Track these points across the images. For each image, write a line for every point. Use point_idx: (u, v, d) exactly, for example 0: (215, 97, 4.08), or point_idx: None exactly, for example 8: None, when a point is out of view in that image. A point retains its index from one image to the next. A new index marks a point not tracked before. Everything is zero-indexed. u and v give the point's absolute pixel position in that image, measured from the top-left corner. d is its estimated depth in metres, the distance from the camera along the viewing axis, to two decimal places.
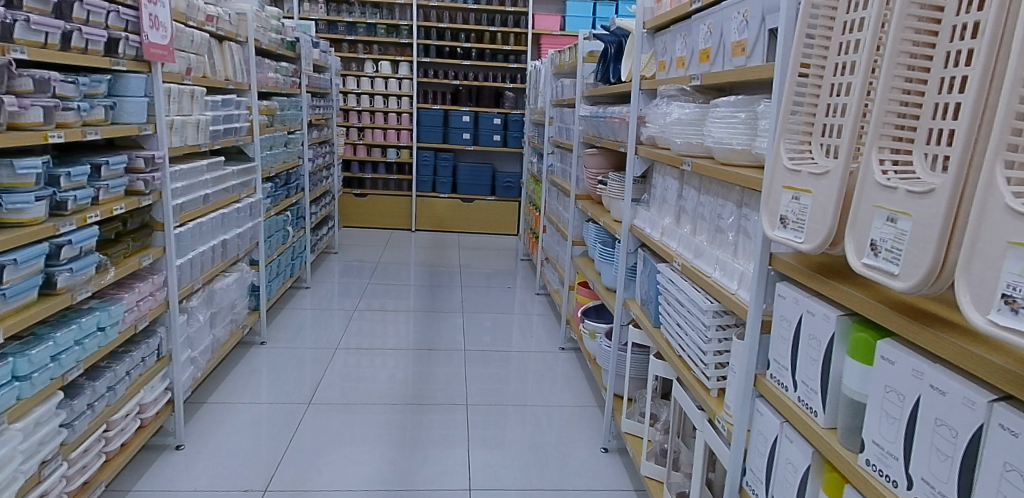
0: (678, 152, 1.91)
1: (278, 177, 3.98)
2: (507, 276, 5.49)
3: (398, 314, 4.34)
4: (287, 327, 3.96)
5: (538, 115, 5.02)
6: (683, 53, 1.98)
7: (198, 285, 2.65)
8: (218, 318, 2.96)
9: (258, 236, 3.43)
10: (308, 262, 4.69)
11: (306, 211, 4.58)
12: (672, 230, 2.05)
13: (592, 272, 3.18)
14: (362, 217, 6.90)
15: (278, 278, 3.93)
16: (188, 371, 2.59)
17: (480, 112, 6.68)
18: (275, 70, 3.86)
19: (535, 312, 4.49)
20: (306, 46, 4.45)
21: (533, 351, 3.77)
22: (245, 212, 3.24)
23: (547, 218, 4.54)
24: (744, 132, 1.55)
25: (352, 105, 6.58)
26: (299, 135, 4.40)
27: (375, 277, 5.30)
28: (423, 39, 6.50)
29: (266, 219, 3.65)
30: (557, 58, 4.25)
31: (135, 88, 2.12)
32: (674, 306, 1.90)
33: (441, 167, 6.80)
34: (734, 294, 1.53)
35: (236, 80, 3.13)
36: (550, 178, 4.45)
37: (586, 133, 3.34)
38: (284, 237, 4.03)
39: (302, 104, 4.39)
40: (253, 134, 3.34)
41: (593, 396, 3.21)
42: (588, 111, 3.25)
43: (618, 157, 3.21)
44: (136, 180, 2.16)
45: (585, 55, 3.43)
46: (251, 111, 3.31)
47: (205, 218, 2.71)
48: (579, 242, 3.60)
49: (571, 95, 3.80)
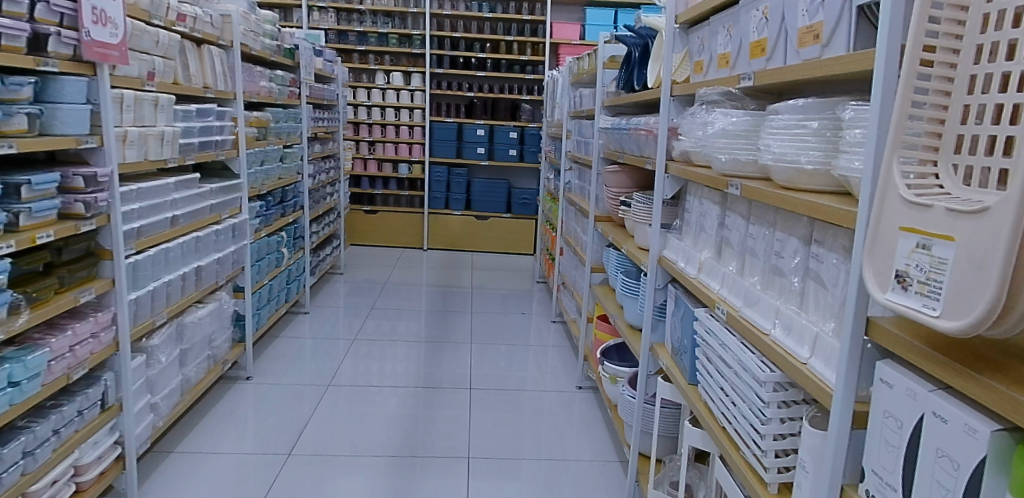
0: (721, 170, 1.54)
1: (271, 195, 3.66)
2: (521, 301, 5.11)
3: (402, 343, 3.97)
4: (279, 357, 3.61)
5: (555, 128, 4.65)
6: (727, 48, 1.60)
7: (163, 320, 2.32)
8: (191, 355, 2.62)
9: (244, 260, 3.10)
10: (308, 285, 4.35)
11: (306, 230, 4.25)
12: (712, 267, 1.68)
13: (614, 305, 2.80)
14: (373, 235, 6.59)
15: (270, 304, 3.59)
16: (147, 420, 2.24)
17: (496, 125, 6.35)
18: (268, 79, 3.54)
19: (551, 343, 4.10)
20: (307, 54, 4.13)
21: (547, 391, 3.38)
22: (228, 234, 2.92)
23: (565, 239, 4.16)
24: (818, 146, 1.17)
25: (362, 118, 6.29)
26: (299, 148, 4.07)
27: (381, 300, 4.95)
28: (436, 48, 6.19)
29: (255, 242, 3.32)
30: (575, 65, 3.89)
31: (73, 94, 1.81)
32: (718, 365, 1.53)
33: (454, 183, 6.46)
34: (806, 363, 1.16)
35: (217, 88, 2.81)
36: (567, 195, 4.08)
37: (607, 147, 2.96)
38: (278, 260, 3.69)
39: (302, 116, 4.07)
40: (238, 147, 3.02)
41: (614, 448, 2.81)
42: (608, 122, 2.88)
43: (643, 175, 2.83)
44: (73, 201, 1.82)
45: (606, 60, 3.07)
46: (236, 123, 2.99)
47: (172, 243, 2.39)
48: (599, 268, 3.21)
49: (590, 105, 3.44)
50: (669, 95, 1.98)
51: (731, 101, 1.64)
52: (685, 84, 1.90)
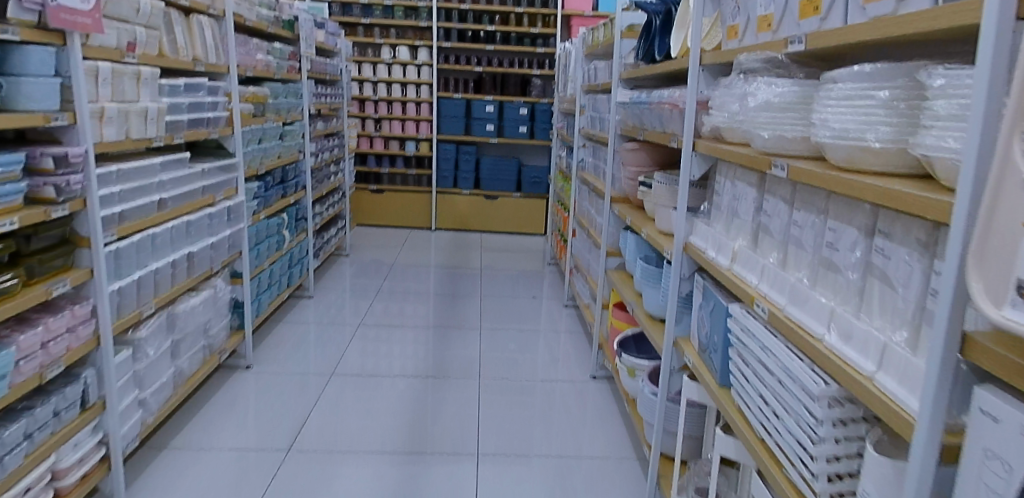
0: (763, 149, 1.35)
1: (272, 175, 3.49)
2: (532, 283, 4.95)
3: (409, 329, 3.82)
4: (281, 344, 3.47)
5: (568, 104, 4.44)
6: (768, 9, 1.41)
7: (151, 311, 2.18)
8: (184, 346, 2.48)
9: (241, 244, 2.95)
10: (312, 268, 4.20)
11: (310, 211, 4.09)
12: (749, 258, 1.51)
13: (631, 293, 2.63)
14: (380, 215, 6.43)
15: (271, 289, 3.45)
16: (135, 417, 2.11)
17: (505, 101, 6.13)
18: (265, 52, 3.35)
19: (563, 329, 3.94)
20: (308, 26, 3.93)
21: (560, 381, 3.22)
22: (223, 218, 2.76)
23: (578, 220, 3.98)
24: (889, 119, 0.99)
25: (368, 94, 6.08)
26: (300, 126, 3.88)
27: (388, 283, 4.81)
28: (444, 21, 5.96)
29: (254, 225, 3.16)
30: (590, 36, 3.67)
31: (41, 66, 1.65)
32: (758, 370, 1.36)
33: (463, 161, 6.27)
34: (872, 378, 0.99)
35: (209, 62, 2.63)
36: (581, 174, 3.89)
37: (625, 123, 2.76)
38: (279, 243, 3.53)
39: (303, 91, 3.88)
40: (232, 124, 2.85)
41: (631, 444, 2.66)
42: (627, 96, 2.68)
43: (664, 153, 2.63)
44: (43, 185, 1.67)
45: (623, 29, 2.85)
46: (231, 98, 2.81)
47: (160, 228, 2.23)
48: (615, 252, 3.03)
49: (606, 79, 3.23)
50: (698, 64, 1.79)
51: (775, 69, 1.44)
52: (716, 50, 1.70)
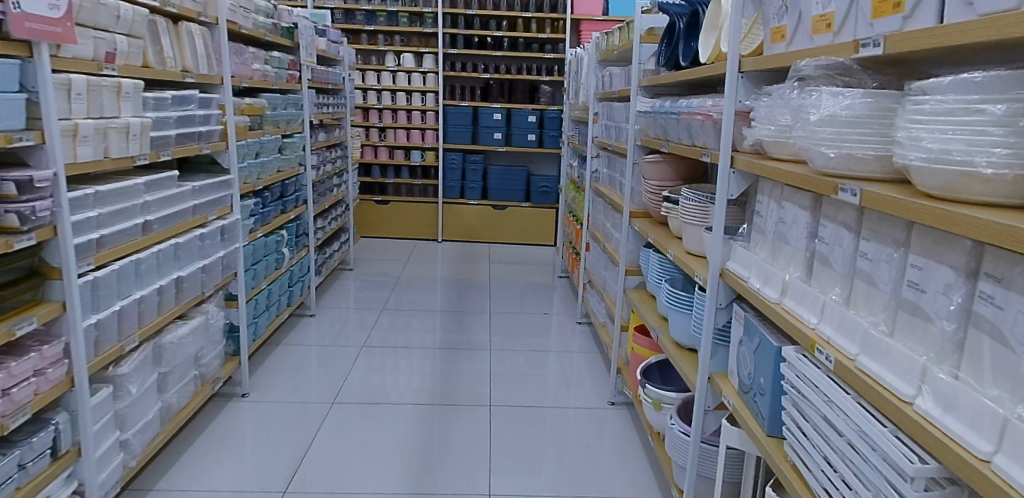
0: (824, 170, 1.17)
1: (270, 191, 3.31)
2: (542, 298, 4.75)
3: (415, 350, 3.63)
4: (280, 368, 3.29)
5: (580, 112, 4.25)
6: (829, 8, 1.22)
7: (134, 345, 2.00)
8: (172, 379, 2.30)
9: (237, 265, 2.77)
10: (313, 285, 4.02)
11: (311, 227, 3.91)
12: (804, 293, 1.32)
13: (655, 317, 2.44)
14: (385, 226, 6.25)
15: (269, 311, 3.27)
16: (116, 461, 1.93)
17: (513, 109, 5.95)
18: (262, 61, 3.18)
19: (577, 348, 3.74)
20: (308, 34, 3.75)
21: (576, 407, 3.02)
22: (216, 238, 2.59)
23: (592, 233, 3.79)
24: (1006, 140, 0.81)
25: (372, 103, 5.91)
26: (300, 137, 3.70)
27: (393, 299, 4.62)
28: (450, 27, 5.79)
29: (251, 244, 2.98)
30: (604, 41, 3.48)
31: (4, 80, 1.46)
32: (821, 428, 1.17)
33: (469, 170, 6.09)
34: (989, 460, 0.80)
35: (199, 72, 2.45)
36: (595, 186, 3.70)
37: (645, 133, 2.58)
38: (278, 261, 3.35)
39: (303, 102, 3.71)
40: (226, 138, 2.68)
41: (655, 480, 2.46)
42: (648, 105, 2.50)
43: (688, 167, 2.45)
44: (5, 212, 1.48)
45: (643, 33, 2.67)
46: (224, 111, 2.64)
47: (144, 254, 2.06)
48: (635, 271, 2.84)
49: (623, 86, 3.04)
50: (736, 71, 1.60)
51: (836, 77, 1.25)
52: (759, 56, 1.52)
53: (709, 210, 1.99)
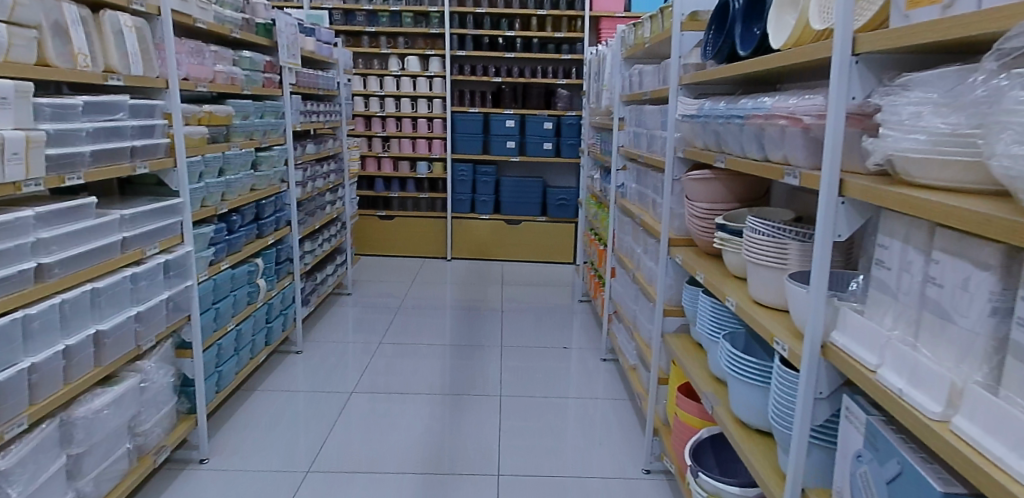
0: None
1: (243, 212, 2.82)
2: (561, 326, 4.21)
3: (413, 397, 3.10)
4: (253, 423, 2.78)
5: (603, 118, 3.73)
6: None
7: (21, 429, 1.50)
8: (88, 461, 1.78)
9: (190, 306, 2.28)
10: (300, 316, 3.50)
11: (296, 251, 3.41)
12: (1001, 419, 0.78)
13: (706, 377, 1.91)
14: (389, 243, 5.76)
15: (238, 356, 2.75)
16: None
17: (528, 115, 5.44)
18: (229, 61, 2.69)
19: (602, 393, 3.19)
20: (291, 32, 3.27)
21: (604, 475, 2.48)
22: (159, 276, 2.08)
23: (619, 257, 3.25)
24: None
25: (374, 111, 5.42)
26: (282, 150, 3.22)
27: (394, 327, 4.11)
28: (458, 27, 5.30)
29: (214, 278, 2.49)
30: (632, 35, 2.95)
31: None
32: None
33: (481, 182, 5.59)
34: None
35: (130, 74, 1.96)
36: (622, 202, 3.18)
37: (690, 143, 2.05)
38: (251, 295, 2.85)
39: (285, 109, 3.22)
40: (173, 153, 2.18)
41: None
42: (693, 107, 1.97)
43: (745, 183, 1.93)
44: None
45: (684, 19, 2.13)
46: (171, 121, 2.15)
47: (36, 307, 1.56)
48: (676, 311, 2.30)
49: (658, 84, 2.51)
50: (849, 55, 1.08)
51: None
52: (892, 28, 0.99)
53: (787, 248, 1.47)
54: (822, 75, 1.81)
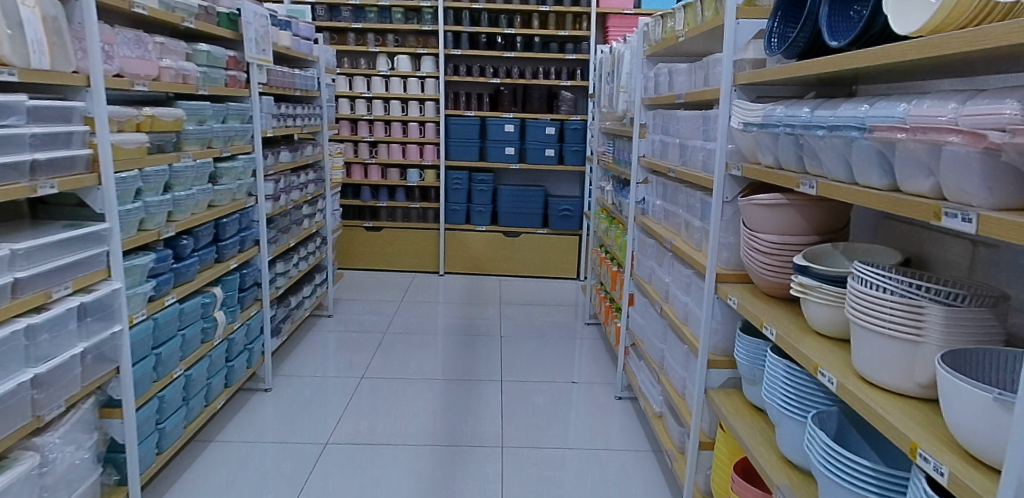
0: None
1: (199, 234, 2.37)
2: (567, 353, 3.78)
3: (399, 448, 2.65)
4: (206, 486, 2.33)
5: (618, 123, 3.30)
6: None
7: None
8: None
9: (119, 357, 1.83)
10: (270, 349, 3.06)
11: (265, 274, 2.95)
12: None
13: (775, 458, 1.47)
14: (376, 256, 5.31)
15: (187, 407, 2.29)
16: None
17: (528, 119, 5.01)
18: (179, 56, 2.24)
19: (619, 442, 2.75)
20: (262, 24, 2.83)
21: None
22: (71, 325, 1.63)
23: (639, 283, 2.83)
24: None
25: (361, 114, 4.98)
26: (251, 159, 2.77)
27: (381, 355, 3.66)
28: (453, 24, 4.86)
29: (155, 317, 2.04)
30: (658, 28, 2.53)
31: None
32: None
33: (477, 191, 5.15)
34: None
35: (31, 69, 1.50)
36: (643, 220, 2.75)
37: (751, 159, 1.63)
38: (205, 332, 2.41)
39: (253, 112, 2.77)
40: (98, 168, 1.74)
41: None
42: (755, 113, 1.56)
43: (826, 210, 1.50)
44: None
45: (739, 4, 1.70)
46: (94, 127, 1.71)
47: None
48: (722, 363, 1.87)
49: (698, 85, 2.08)
50: None
51: None
52: None
53: (922, 314, 1.04)
54: (930, 75, 1.40)
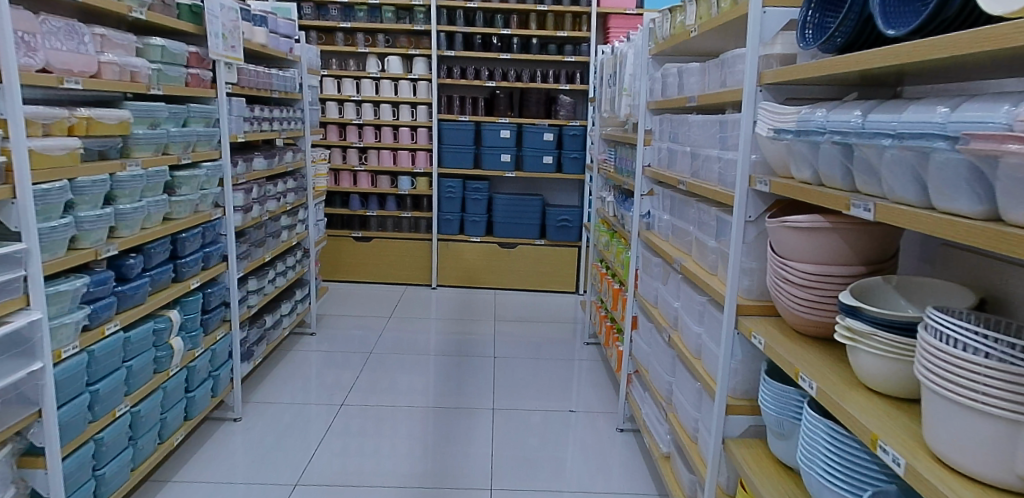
0: None
1: (152, 250, 2.12)
2: (565, 376, 3.51)
3: (376, 488, 2.38)
4: None
5: (620, 129, 3.05)
6: None
7: None
8: None
9: (43, 398, 1.57)
10: (239, 375, 2.79)
11: (234, 293, 2.69)
12: None
13: None
14: (365, 268, 5.05)
15: (134, 447, 2.03)
16: None
17: (525, 124, 4.75)
18: (128, 51, 1.99)
19: (621, 483, 2.48)
20: (231, 18, 2.57)
21: None
22: None
23: (643, 304, 2.57)
24: None
25: (349, 118, 4.71)
26: (217, 167, 2.52)
27: (364, 376, 3.39)
28: (446, 24, 4.62)
29: (91, 350, 1.78)
30: (666, 24, 2.27)
31: None
32: None
33: (471, 200, 4.90)
34: None
35: None
36: (649, 236, 2.49)
37: (781, 172, 1.37)
38: (158, 361, 2.15)
39: (219, 115, 2.51)
40: (13, 179, 1.48)
41: None
42: (788, 118, 1.30)
43: (874, 236, 1.25)
44: None
45: None
46: (7, 131, 1.45)
47: None
48: (742, 409, 1.61)
49: (714, 86, 1.83)
50: None
51: None
52: None
53: None
54: (1006, 73, 1.14)
